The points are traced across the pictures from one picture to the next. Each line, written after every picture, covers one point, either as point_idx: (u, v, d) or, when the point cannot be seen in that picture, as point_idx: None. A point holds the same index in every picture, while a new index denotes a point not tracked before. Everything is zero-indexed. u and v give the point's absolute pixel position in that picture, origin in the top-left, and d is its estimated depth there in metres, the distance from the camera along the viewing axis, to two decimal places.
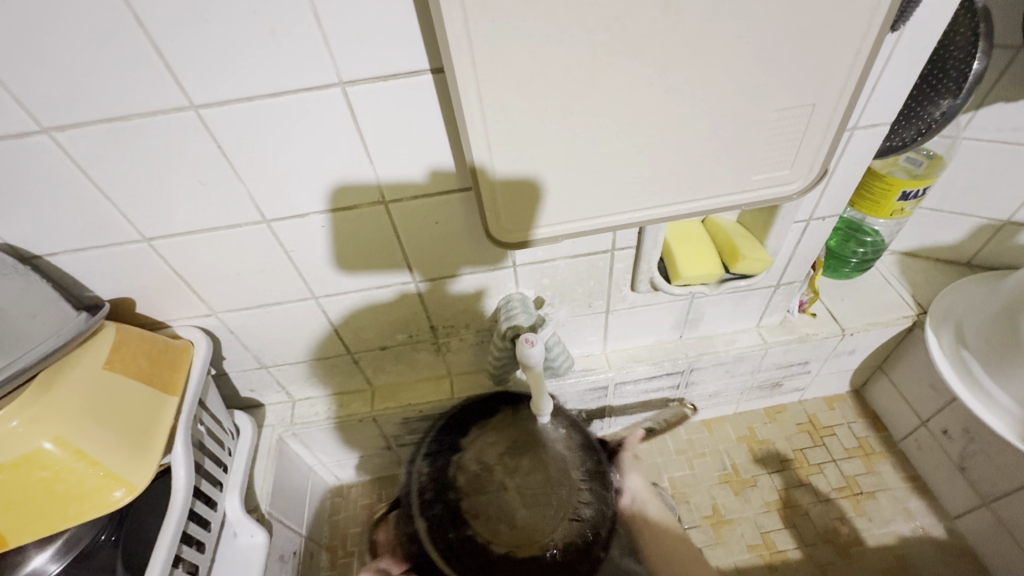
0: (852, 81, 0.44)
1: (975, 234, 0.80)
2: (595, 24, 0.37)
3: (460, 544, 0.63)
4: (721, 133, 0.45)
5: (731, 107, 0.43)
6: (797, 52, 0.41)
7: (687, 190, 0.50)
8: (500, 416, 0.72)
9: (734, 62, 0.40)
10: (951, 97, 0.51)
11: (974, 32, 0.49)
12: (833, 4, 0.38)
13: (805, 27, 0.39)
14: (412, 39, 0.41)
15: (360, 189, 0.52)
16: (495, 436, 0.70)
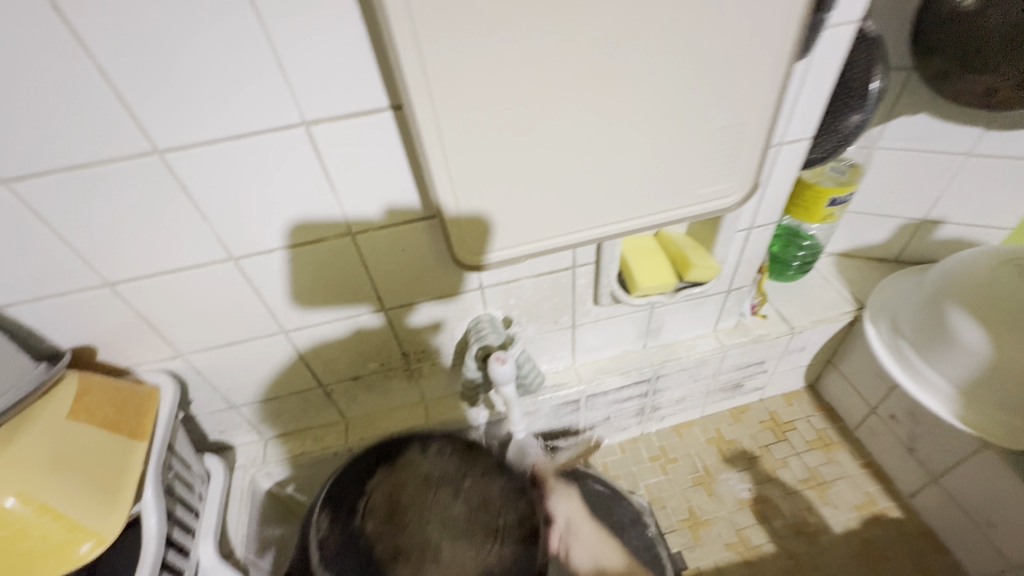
0: (773, 104, 0.49)
1: (899, 233, 0.89)
2: (542, 63, 0.41)
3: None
4: (664, 155, 0.50)
5: (670, 131, 0.48)
6: (724, 81, 0.45)
7: (637, 206, 0.54)
8: (412, 453, 0.57)
9: (670, 91, 0.45)
10: (859, 111, 0.58)
11: (871, 56, 0.56)
12: (751, 38, 0.43)
13: (728, 58, 0.44)
14: (372, 79, 0.43)
15: (327, 223, 0.53)
16: (408, 476, 0.55)
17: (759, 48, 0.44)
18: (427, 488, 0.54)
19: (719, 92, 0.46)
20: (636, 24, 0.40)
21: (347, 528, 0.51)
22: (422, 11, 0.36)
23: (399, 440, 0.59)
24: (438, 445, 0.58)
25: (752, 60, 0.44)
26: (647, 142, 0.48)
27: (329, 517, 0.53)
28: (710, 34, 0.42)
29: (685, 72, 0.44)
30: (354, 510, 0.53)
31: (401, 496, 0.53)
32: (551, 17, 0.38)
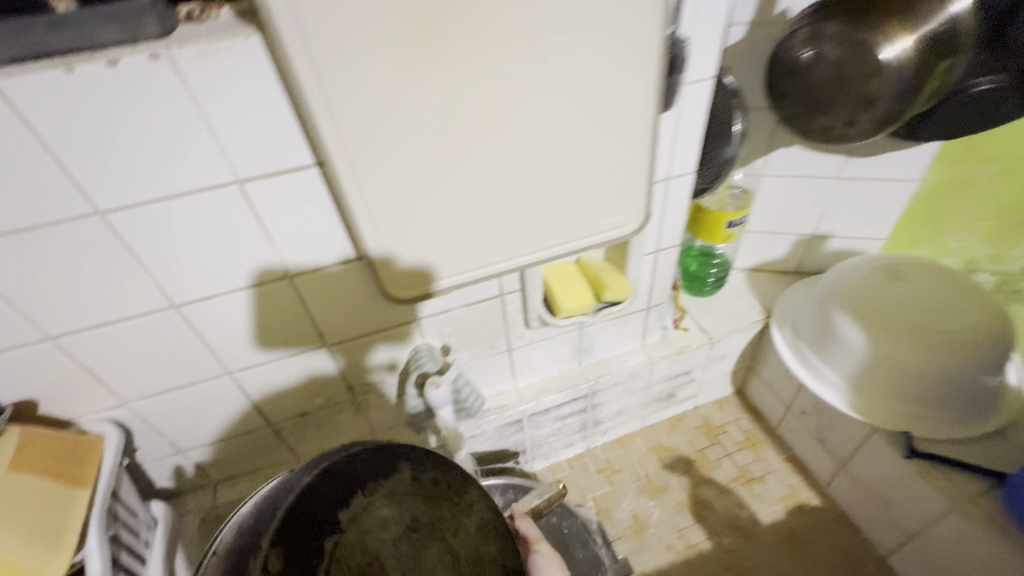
0: (648, 148, 0.58)
1: (795, 248, 1.00)
2: (443, 125, 0.48)
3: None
4: (563, 194, 0.58)
5: (564, 174, 0.56)
6: (603, 132, 0.54)
7: (546, 238, 0.62)
8: (389, 486, 0.40)
9: (559, 142, 0.53)
10: (729, 146, 0.69)
11: (732, 102, 0.66)
12: (618, 98, 0.52)
13: (602, 113, 0.53)
14: (297, 143, 0.49)
15: (265, 268, 0.58)
16: (378, 523, 0.38)
17: (626, 104, 0.53)
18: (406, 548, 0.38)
19: (601, 141, 0.55)
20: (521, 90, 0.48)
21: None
22: (334, 89, 0.43)
23: (385, 453, 0.43)
24: (426, 472, 0.42)
25: (624, 114, 0.54)
26: (545, 185, 0.56)
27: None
28: (585, 95, 0.51)
29: (570, 126, 0.52)
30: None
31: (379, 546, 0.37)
32: (445, 88, 0.46)
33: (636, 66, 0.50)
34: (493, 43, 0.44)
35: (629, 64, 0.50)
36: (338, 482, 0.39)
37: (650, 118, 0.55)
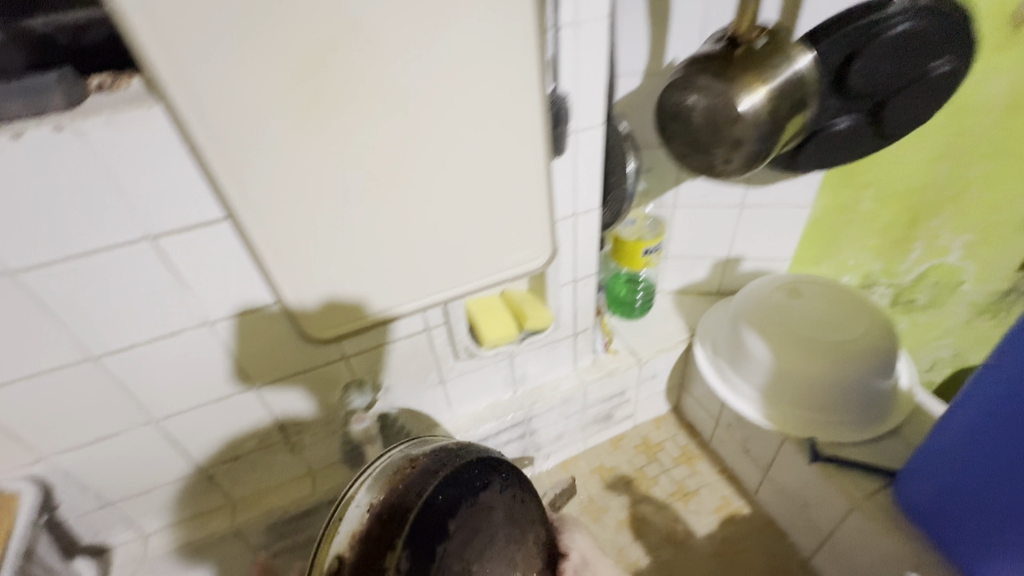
0: (545, 189, 0.63)
1: (713, 270, 1.08)
2: (342, 177, 0.52)
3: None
4: (468, 233, 0.62)
5: (467, 216, 0.61)
6: (500, 177, 0.59)
7: (459, 275, 0.66)
8: (488, 497, 0.51)
9: (458, 188, 0.58)
10: (627, 181, 0.75)
11: (623, 141, 0.73)
12: (509, 147, 0.58)
13: (497, 160, 0.58)
14: (205, 198, 0.52)
15: (185, 317, 0.60)
16: (480, 524, 0.48)
17: (518, 152, 0.58)
18: (494, 544, 0.48)
19: (498, 185, 0.60)
20: (415, 143, 0.53)
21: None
22: (233, 149, 0.47)
23: (472, 474, 0.52)
24: (512, 491, 0.53)
25: (516, 160, 0.59)
26: (450, 226, 0.61)
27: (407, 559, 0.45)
28: (477, 145, 0.56)
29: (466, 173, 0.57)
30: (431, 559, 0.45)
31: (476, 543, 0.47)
32: (341, 145, 0.50)
33: (521, 119, 0.56)
34: (382, 104, 0.49)
35: (515, 117, 0.56)
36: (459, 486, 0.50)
37: (542, 163, 0.61)
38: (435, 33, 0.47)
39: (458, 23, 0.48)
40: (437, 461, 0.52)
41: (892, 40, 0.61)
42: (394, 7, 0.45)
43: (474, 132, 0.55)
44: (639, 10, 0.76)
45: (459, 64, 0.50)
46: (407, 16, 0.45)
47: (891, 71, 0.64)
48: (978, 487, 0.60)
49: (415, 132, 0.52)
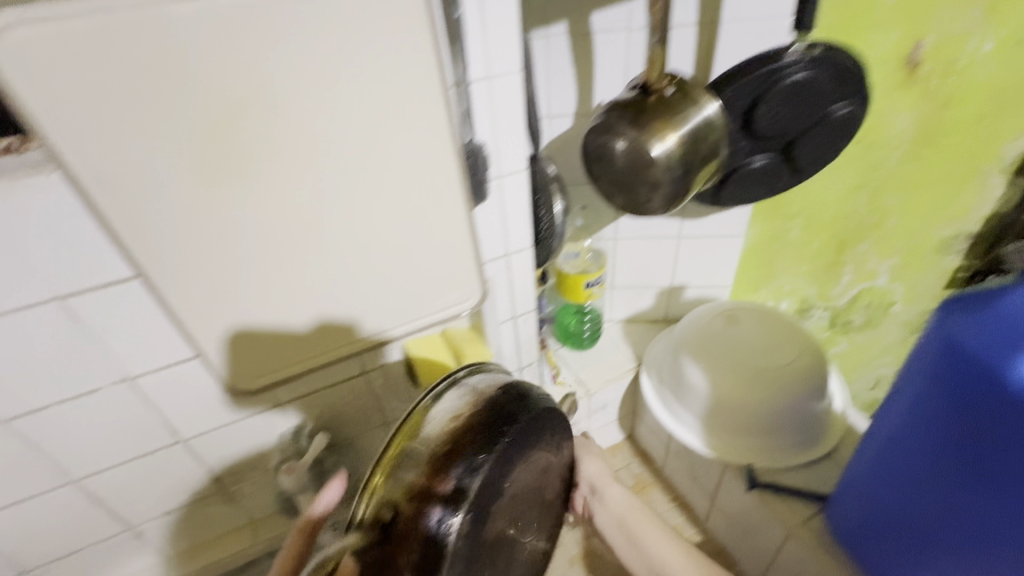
0: (469, 235, 0.65)
1: (658, 299, 1.10)
2: (254, 234, 0.53)
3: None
4: (392, 281, 0.63)
5: (389, 264, 0.62)
6: (420, 226, 0.61)
7: (387, 320, 0.67)
8: (545, 449, 0.55)
9: (378, 237, 0.59)
10: (555, 219, 0.78)
11: (547, 180, 0.76)
12: (427, 197, 0.59)
13: (414, 210, 0.59)
14: (111, 259, 0.52)
15: (101, 375, 0.59)
16: (532, 467, 0.53)
17: (436, 201, 0.60)
18: (530, 486, 0.55)
19: (419, 234, 0.61)
20: (327, 198, 0.54)
21: (478, 517, 0.46)
22: (137, 212, 0.47)
23: (540, 427, 0.52)
24: (557, 446, 0.57)
25: (436, 210, 0.61)
26: (373, 274, 0.62)
27: (482, 492, 0.46)
28: (394, 197, 0.57)
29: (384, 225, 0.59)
30: (494, 494, 0.47)
31: (521, 481, 0.52)
32: (250, 203, 0.51)
33: (436, 171, 0.58)
34: (289, 166, 0.50)
35: (430, 170, 0.57)
36: (537, 432, 0.52)
37: (463, 211, 0.62)
38: (338, 97, 0.49)
39: (362, 87, 0.50)
40: (528, 397, 0.53)
41: (791, 87, 0.65)
42: (295, 76, 0.47)
43: (388, 186, 0.56)
44: (563, 57, 0.80)
45: (366, 125, 0.52)
46: (308, 82, 0.47)
47: (792, 114, 0.68)
48: (904, 500, 0.58)
49: (327, 188, 0.53)
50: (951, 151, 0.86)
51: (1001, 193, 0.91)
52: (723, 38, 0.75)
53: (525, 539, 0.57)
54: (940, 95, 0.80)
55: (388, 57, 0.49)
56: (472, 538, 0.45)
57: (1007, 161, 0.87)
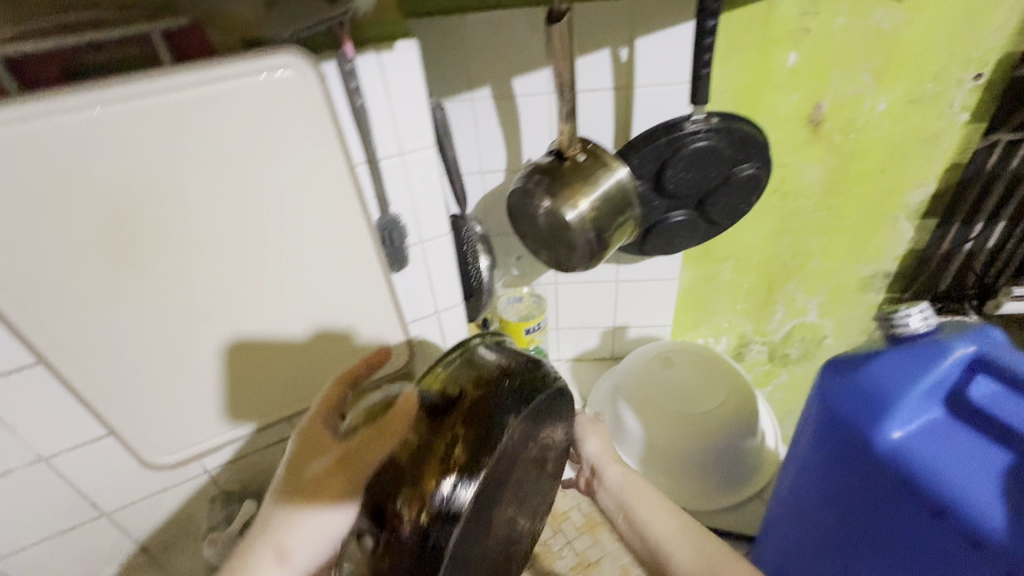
0: (388, 300, 0.67)
1: (603, 339, 1.13)
2: (162, 314, 0.55)
3: (463, 534, 0.38)
4: (313, 349, 0.65)
5: (308, 332, 0.64)
6: (336, 296, 0.63)
7: (310, 384, 0.68)
8: (560, 430, 0.51)
9: (292, 309, 0.61)
10: (481, 274, 0.79)
11: (470, 236, 0.78)
12: (340, 269, 0.62)
13: (329, 282, 0.62)
14: (12, 349, 0.52)
15: (11, 457, 0.58)
16: (548, 443, 0.49)
17: (350, 272, 0.62)
18: (539, 464, 0.49)
19: (336, 303, 0.64)
20: (237, 278, 0.56)
21: (504, 464, 0.41)
22: (39, 302, 0.49)
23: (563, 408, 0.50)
24: (566, 435, 0.53)
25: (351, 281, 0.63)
26: (291, 343, 0.64)
27: (513, 438, 0.41)
28: (307, 271, 0.60)
29: (299, 298, 0.61)
30: (519, 448, 0.43)
31: (536, 452, 0.47)
32: (156, 287, 0.53)
33: (348, 245, 0.60)
34: (195, 251, 0.53)
35: (341, 245, 0.60)
36: (559, 408, 0.48)
37: (380, 279, 0.64)
38: (239, 187, 0.52)
39: (263, 176, 0.52)
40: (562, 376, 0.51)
41: (695, 151, 0.70)
42: (192, 171, 0.49)
43: (299, 262, 0.59)
44: (491, 118, 0.82)
45: (270, 210, 0.54)
46: (208, 176, 0.50)
47: (697, 177, 0.73)
48: (808, 552, 0.59)
49: (236, 268, 0.56)
50: (861, 199, 0.91)
51: (910, 237, 0.97)
52: (638, 102, 0.79)
53: (518, 530, 0.50)
54: (844, 150, 0.85)
55: (286, 147, 0.52)
56: (492, 487, 0.41)
57: (913, 208, 0.93)
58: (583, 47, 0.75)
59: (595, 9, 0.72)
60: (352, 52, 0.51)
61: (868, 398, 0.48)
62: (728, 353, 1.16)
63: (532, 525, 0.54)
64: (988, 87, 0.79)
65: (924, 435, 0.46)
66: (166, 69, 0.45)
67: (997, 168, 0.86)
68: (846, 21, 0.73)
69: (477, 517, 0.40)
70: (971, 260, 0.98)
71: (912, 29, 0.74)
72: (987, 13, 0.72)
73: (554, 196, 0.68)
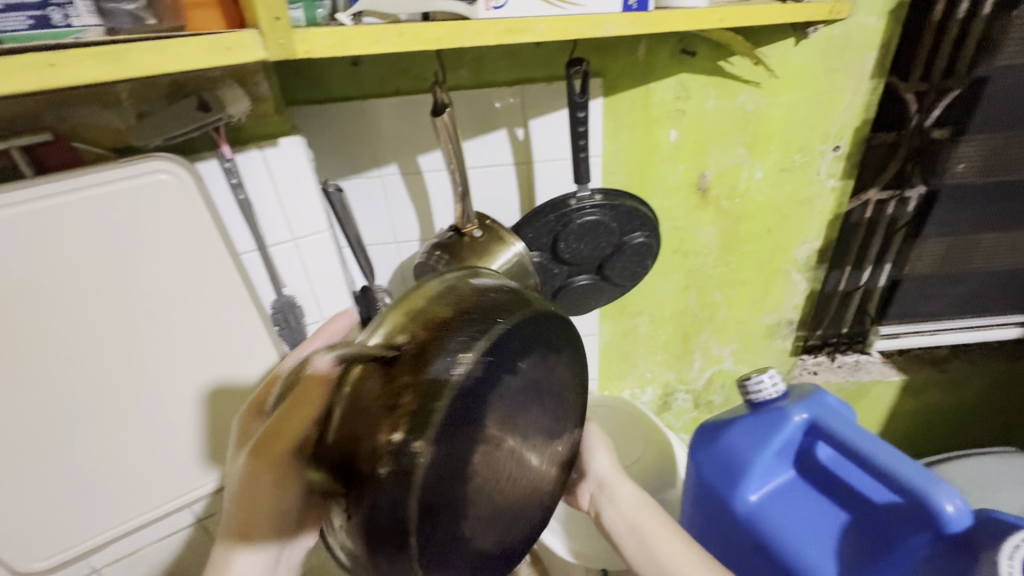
0: None
1: None
2: (29, 419, 0.54)
3: (435, 485, 0.30)
4: (209, 433, 0.65)
5: (202, 417, 0.64)
6: (225, 381, 0.63)
7: (206, 473, 0.67)
8: (569, 359, 0.39)
9: (178, 398, 0.61)
10: None
11: None
12: (228, 357, 0.62)
13: (216, 369, 0.62)
14: None
15: None
16: (555, 378, 0.37)
17: (239, 358, 0.63)
18: (555, 408, 0.37)
19: (229, 387, 0.64)
20: (117, 371, 0.56)
21: (482, 392, 0.32)
22: None
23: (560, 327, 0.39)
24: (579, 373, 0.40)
25: (245, 363, 0.64)
26: (180, 430, 0.63)
27: (488, 367, 0.33)
28: (192, 360, 0.60)
29: (188, 385, 0.61)
30: (500, 376, 0.33)
31: (541, 394, 0.36)
32: (22, 392, 0.52)
33: (234, 332, 0.61)
34: (66, 350, 0.53)
35: (232, 330, 0.61)
36: (552, 332, 0.37)
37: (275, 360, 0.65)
38: (114, 285, 0.53)
39: (136, 278, 0.54)
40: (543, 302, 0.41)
41: (584, 225, 0.76)
42: (57, 281, 0.50)
43: (186, 348, 0.60)
44: (401, 195, 0.82)
45: (146, 307, 0.55)
46: (75, 284, 0.51)
47: (590, 247, 0.78)
48: None
49: (115, 362, 0.56)
50: (753, 256, 0.98)
51: (804, 288, 1.04)
52: (539, 176, 0.84)
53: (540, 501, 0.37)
54: (732, 214, 0.93)
55: (159, 248, 0.54)
56: (473, 430, 0.31)
57: (801, 262, 1.00)
58: (482, 128, 0.79)
59: (489, 94, 0.76)
60: (229, 152, 0.55)
61: (731, 468, 0.62)
62: (655, 403, 1.19)
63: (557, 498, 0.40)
64: (848, 157, 0.88)
65: (771, 495, 0.60)
66: (26, 185, 0.47)
67: (874, 217, 0.95)
68: (715, 103, 0.81)
69: (463, 460, 0.31)
70: (866, 299, 1.06)
71: (773, 109, 0.82)
72: (834, 95, 0.82)
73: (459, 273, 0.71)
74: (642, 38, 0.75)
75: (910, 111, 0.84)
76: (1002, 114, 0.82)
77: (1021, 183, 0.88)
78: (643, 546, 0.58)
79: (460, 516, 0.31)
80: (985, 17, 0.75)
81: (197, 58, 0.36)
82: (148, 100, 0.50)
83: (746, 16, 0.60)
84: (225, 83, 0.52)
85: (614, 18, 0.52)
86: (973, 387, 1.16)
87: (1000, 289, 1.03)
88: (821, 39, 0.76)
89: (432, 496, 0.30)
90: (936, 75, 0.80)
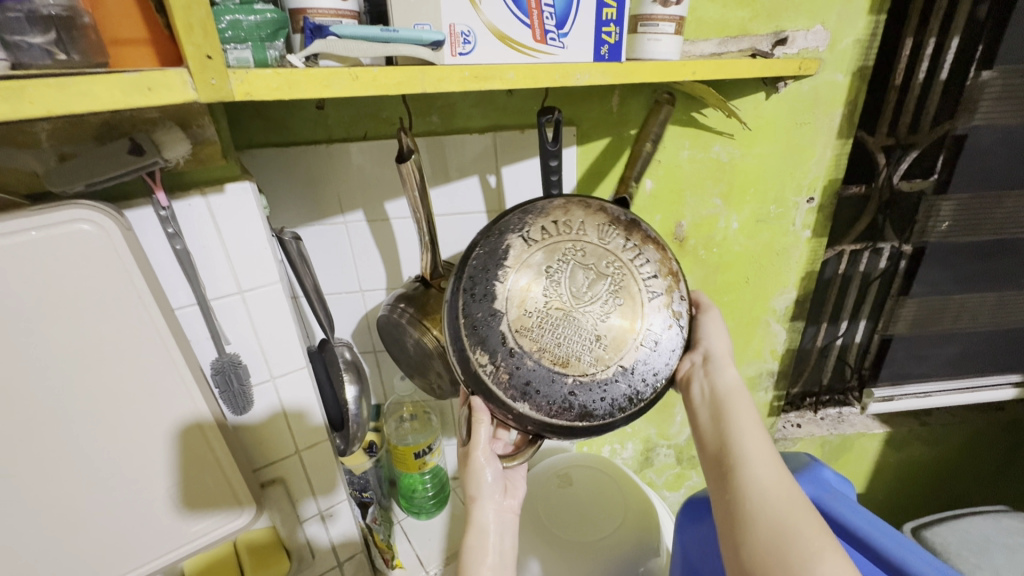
0: (225, 453, 0.60)
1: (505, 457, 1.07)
2: None
3: (546, 402, 0.47)
4: (129, 515, 0.57)
5: (117, 499, 0.56)
6: (157, 446, 0.56)
7: (127, 560, 0.59)
8: (516, 249, 0.50)
9: (97, 472, 0.54)
10: (354, 406, 0.76)
11: (325, 364, 0.68)
12: (159, 423, 0.56)
13: (145, 439, 0.55)
14: None
15: None
16: (530, 272, 0.49)
17: (172, 424, 0.56)
18: (560, 281, 0.49)
19: (151, 462, 0.57)
20: (14, 449, 0.49)
21: (504, 350, 0.48)
22: None
23: (490, 245, 0.51)
24: (537, 232, 0.51)
25: (176, 435, 0.57)
26: (99, 508, 0.55)
27: (487, 350, 0.48)
28: (114, 430, 0.54)
29: (105, 459, 0.54)
30: (499, 336, 0.48)
31: (536, 298, 0.49)
32: None
33: (170, 395, 0.55)
34: None
35: (161, 394, 0.55)
36: (485, 269, 0.50)
37: (210, 431, 0.58)
38: (16, 347, 0.46)
39: (51, 340, 0.48)
40: (477, 251, 0.51)
41: None
42: None
43: (108, 416, 0.53)
44: (368, 242, 0.77)
45: (62, 370, 0.49)
46: None
47: None
48: None
49: (13, 437, 0.49)
50: (733, 306, 0.96)
51: (784, 338, 1.01)
52: None
53: (633, 292, 0.50)
54: (710, 263, 0.91)
55: (79, 306, 0.48)
56: (526, 370, 0.48)
57: (781, 312, 0.98)
58: (453, 174, 0.76)
59: (460, 141, 0.74)
60: (165, 199, 0.50)
61: None
62: (635, 459, 1.12)
63: (643, 254, 0.52)
64: (822, 209, 0.87)
65: None
66: None
67: (847, 272, 0.95)
68: (690, 153, 0.81)
69: (547, 376, 0.48)
70: (844, 353, 1.05)
71: (748, 161, 0.82)
72: (806, 148, 0.82)
73: (420, 328, 0.66)
74: (616, 87, 0.74)
75: (879, 166, 0.85)
76: (970, 173, 0.82)
77: (990, 242, 0.89)
78: (719, 421, 0.53)
79: (600, 380, 0.48)
80: (943, 80, 0.78)
81: (115, 99, 0.32)
82: (72, 141, 0.45)
83: (719, 71, 0.59)
84: (164, 124, 0.48)
85: (585, 68, 0.51)
86: (955, 440, 1.14)
87: (978, 344, 1.02)
88: (791, 95, 0.77)
89: (569, 401, 0.48)
90: (902, 131, 0.82)
